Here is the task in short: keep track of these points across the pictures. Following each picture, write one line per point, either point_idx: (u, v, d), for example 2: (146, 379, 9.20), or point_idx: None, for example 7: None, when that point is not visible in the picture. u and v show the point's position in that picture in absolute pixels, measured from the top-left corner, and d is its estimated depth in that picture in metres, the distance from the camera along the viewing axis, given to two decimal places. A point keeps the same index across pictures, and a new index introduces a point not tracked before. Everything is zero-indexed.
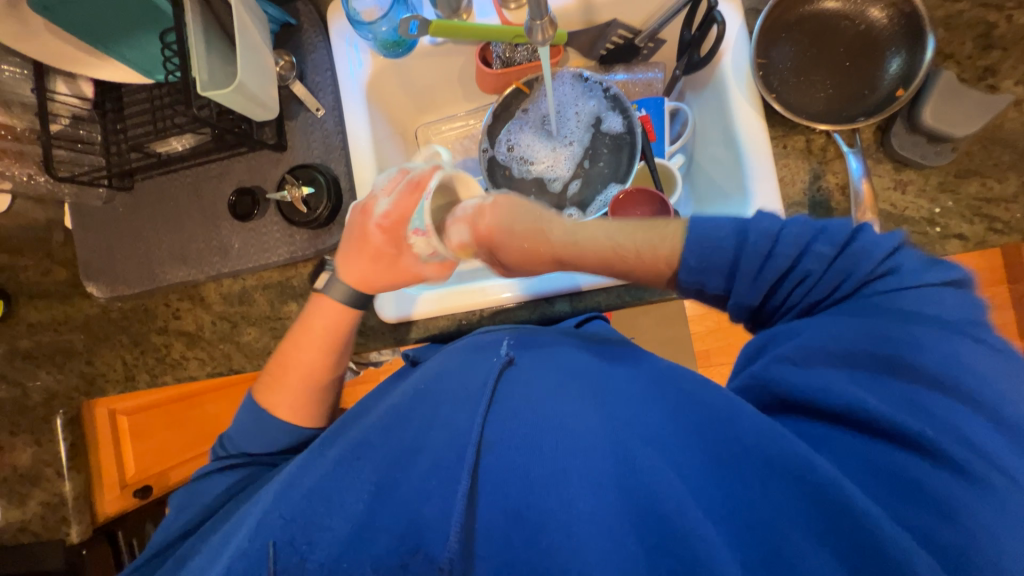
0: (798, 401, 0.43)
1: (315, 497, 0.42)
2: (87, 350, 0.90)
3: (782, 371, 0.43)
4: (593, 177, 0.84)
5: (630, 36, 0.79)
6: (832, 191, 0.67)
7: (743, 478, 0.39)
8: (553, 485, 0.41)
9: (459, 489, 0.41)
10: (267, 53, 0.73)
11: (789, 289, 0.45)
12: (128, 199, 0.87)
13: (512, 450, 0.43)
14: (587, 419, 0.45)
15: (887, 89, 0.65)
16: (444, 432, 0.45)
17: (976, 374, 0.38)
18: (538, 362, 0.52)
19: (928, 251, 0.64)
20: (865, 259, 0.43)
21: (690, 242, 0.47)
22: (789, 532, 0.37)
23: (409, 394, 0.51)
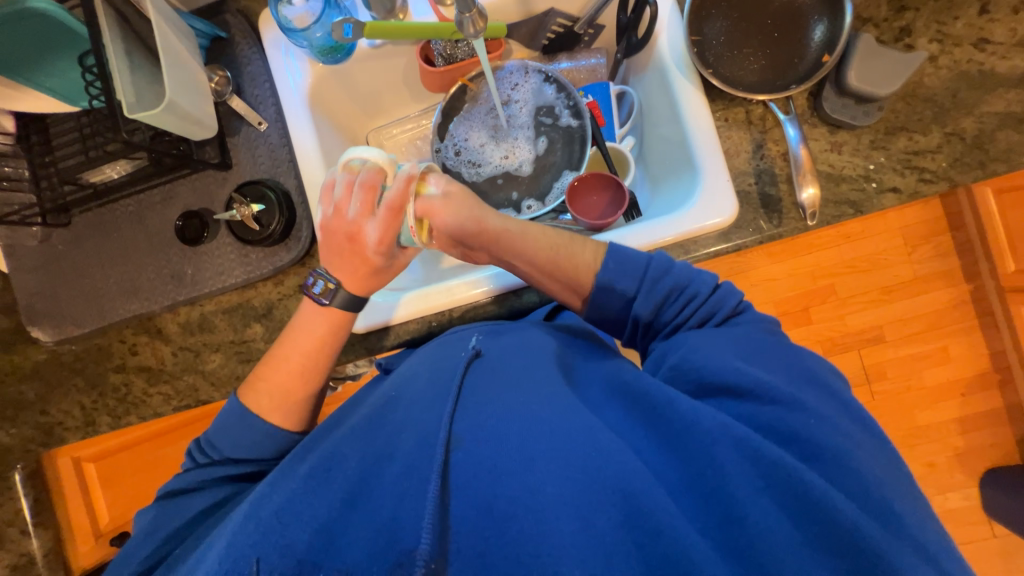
0: (724, 388, 0.47)
1: (288, 509, 0.41)
2: (39, 400, 0.85)
3: (696, 366, 0.49)
4: (548, 168, 0.84)
5: (569, 24, 0.81)
6: (774, 159, 0.69)
7: (693, 448, 0.42)
8: (522, 474, 0.41)
9: (429, 489, 0.40)
10: (199, 69, 0.70)
11: (678, 307, 0.56)
12: (68, 235, 0.82)
13: (481, 442, 0.43)
14: (552, 406, 0.46)
15: (814, 55, 0.67)
16: (413, 433, 0.45)
17: (812, 367, 0.49)
18: (501, 357, 0.53)
19: (866, 206, 0.67)
20: (729, 298, 0.56)
21: (608, 256, 0.58)
22: (743, 491, 0.40)
23: (378, 402, 0.51)
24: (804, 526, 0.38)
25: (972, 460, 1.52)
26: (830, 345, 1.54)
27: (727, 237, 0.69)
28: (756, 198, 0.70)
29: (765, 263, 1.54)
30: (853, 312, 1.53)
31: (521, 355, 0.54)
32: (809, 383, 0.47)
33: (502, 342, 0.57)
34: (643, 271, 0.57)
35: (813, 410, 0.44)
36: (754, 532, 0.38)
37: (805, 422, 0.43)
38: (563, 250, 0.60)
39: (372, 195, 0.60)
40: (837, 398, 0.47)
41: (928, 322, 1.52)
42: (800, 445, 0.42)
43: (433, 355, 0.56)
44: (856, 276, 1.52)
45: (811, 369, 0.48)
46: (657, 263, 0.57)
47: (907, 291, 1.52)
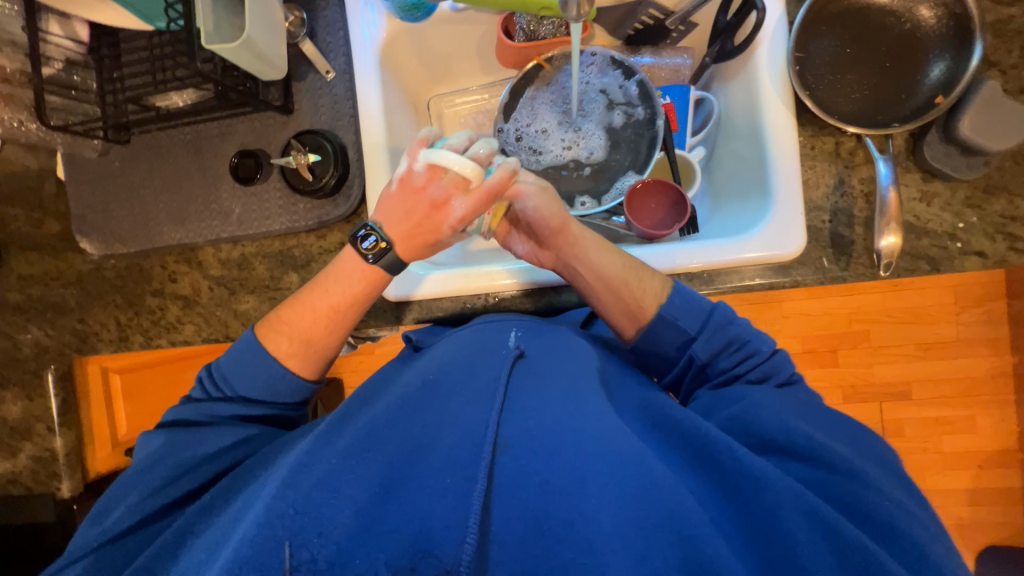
0: (783, 444, 0.47)
1: (324, 488, 0.41)
2: (78, 307, 0.88)
3: (758, 421, 0.49)
4: (610, 166, 0.81)
5: (660, 18, 0.76)
6: (855, 198, 0.65)
7: (755, 501, 0.43)
8: (573, 495, 0.41)
9: (477, 487, 0.41)
10: (278, 9, 0.68)
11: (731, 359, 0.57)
12: (125, 153, 0.83)
13: (530, 451, 0.43)
14: (604, 425, 0.45)
15: (925, 95, 0.62)
16: (457, 427, 0.45)
17: (862, 439, 0.50)
18: (546, 363, 0.53)
19: (945, 265, 0.63)
20: (783, 368, 0.56)
21: (673, 292, 0.60)
22: (805, 555, 0.40)
23: (416, 385, 0.50)
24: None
25: (975, 534, 1.48)
26: (852, 391, 1.50)
27: (785, 271, 0.66)
28: (827, 237, 0.66)
29: (802, 297, 1.48)
30: (884, 363, 1.48)
31: (565, 364, 0.53)
32: (864, 454, 0.48)
33: (547, 347, 0.56)
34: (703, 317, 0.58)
35: (866, 480, 0.45)
36: None
37: (854, 489, 0.44)
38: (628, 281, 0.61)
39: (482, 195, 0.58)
40: (889, 470, 0.47)
41: (962, 387, 1.46)
42: (857, 505, 0.43)
43: (473, 351, 0.54)
44: (896, 327, 1.46)
45: (861, 450, 0.48)
46: (716, 318, 0.58)
47: (946, 352, 1.45)
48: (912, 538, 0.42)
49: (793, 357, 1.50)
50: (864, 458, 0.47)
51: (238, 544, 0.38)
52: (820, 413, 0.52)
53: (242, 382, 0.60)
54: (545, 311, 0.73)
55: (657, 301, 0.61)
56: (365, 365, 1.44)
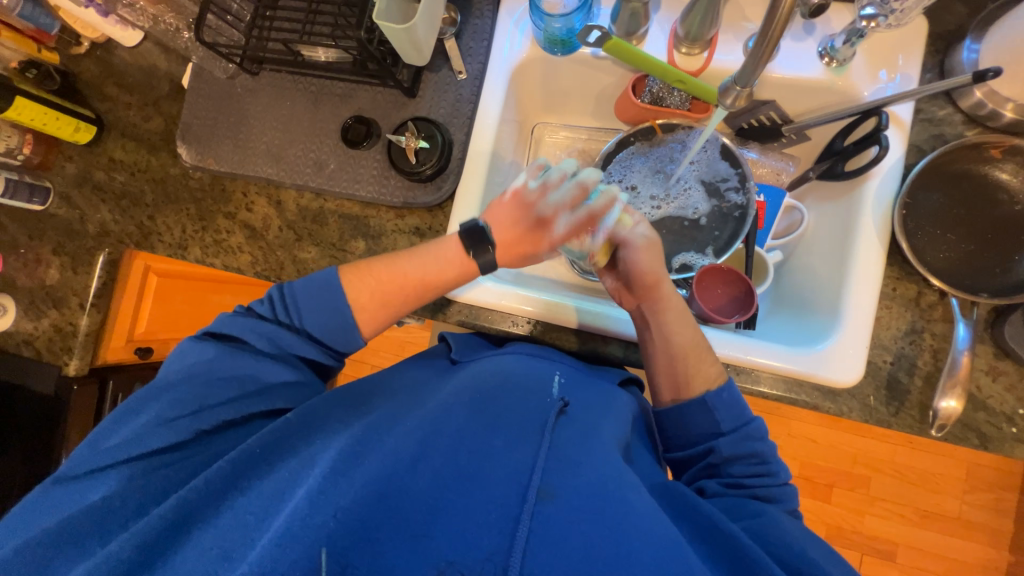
0: (806, 572, 0.44)
1: (371, 498, 0.42)
2: (153, 205, 0.91)
3: (780, 540, 0.47)
4: (691, 239, 0.82)
5: (778, 121, 0.78)
6: (923, 350, 0.65)
7: None
8: (609, 567, 0.39)
9: (519, 531, 0.40)
10: (439, 7, 0.71)
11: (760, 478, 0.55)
12: (250, 82, 0.88)
13: (571, 505, 0.42)
14: (640, 498, 0.44)
15: (1021, 275, 0.63)
16: (502, 463, 0.45)
17: None
18: (590, 419, 0.53)
19: (996, 445, 0.62)
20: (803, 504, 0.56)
21: (725, 385, 0.59)
22: None
23: (463, 408, 0.50)
24: None
25: None
26: (837, 533, 1.44)
27: (832, 397, 0.66)
28: (884, 377, 0.66)
29: (815, 422, 1.46)
30: (877, 516, 1.43)
31: (606, 424, 0.53)
32: None
33: (592, 401, 0.56)
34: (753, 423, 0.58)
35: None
36: None
37: None
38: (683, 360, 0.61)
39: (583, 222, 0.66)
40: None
41: (950, 568, 1.40)
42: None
43: (520, 388, 0.54)
44: (899, 483, 1.42)
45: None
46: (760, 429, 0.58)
47: (945, 526, 1.40)
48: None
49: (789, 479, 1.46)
50: None
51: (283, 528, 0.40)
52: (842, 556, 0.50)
53: (292, 317, 0.61)
54: (587, 356, 0.74)
55: (703, 387, 0.59)
56: (374, 343, 1.44)
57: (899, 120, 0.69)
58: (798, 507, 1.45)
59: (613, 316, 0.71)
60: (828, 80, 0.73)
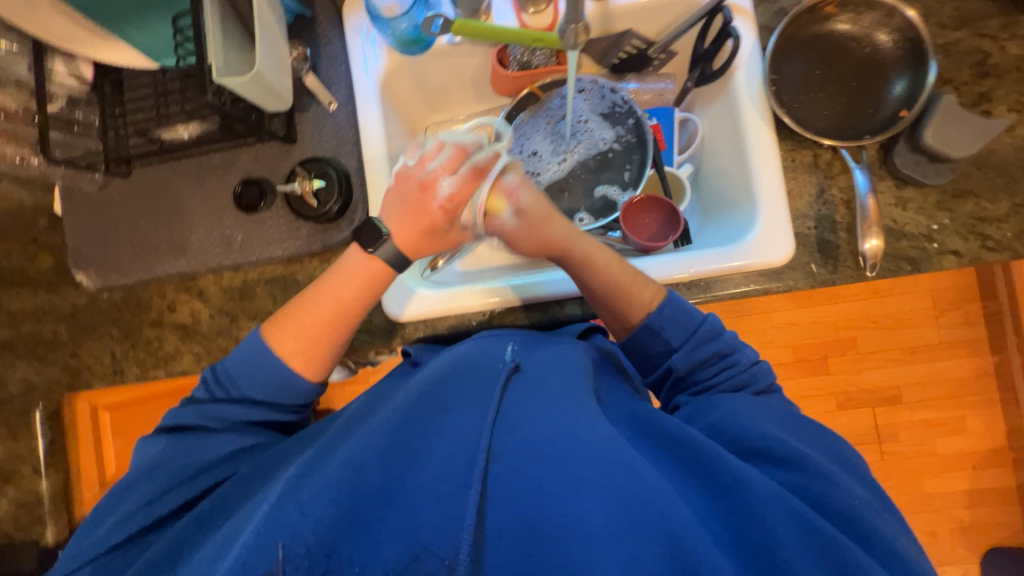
0: (764, 451, 0.48)
1: (319, 497, 0.41)
2: (72, 342, 0.86)
3: (737, 426, 0.50)
4: (604, 182, 0.84)
5: (643, 47, 0.81)
6: (837, 205, 0.69)
7: (730, 493, 0.44)
8: (565, 500, 0.42)
9: (471, 496, 0.42)
10: (284, 48, 0.70)
11: (721, 371, 0.58)
12: (125, 185, 0.84)
13: (522, 458, 0.45)
14: (597, 432, 0.47)
15: (891, 109, 0.68)
16: (451, 438, 0.46)
17: (831, 444, 0.53)
18: (542, 373, 0.54)
19: (925, 264, 0.67)
20: (765, 378, 0.59)
21: (666, 302, 0.60)
22: (792, 556, 0.41)
23: (411, 397, 0.51)
24: None
25: (976, 536, 1.49)
26: (844, 397, 1.52)
27: (777, 276, 0.69)
28: (814, 242, 0.69)
29: (788, 306, 1.53)
30: (872, 369, 1.52)
31: (559, 373, 0.54)
32: (834, 459, 0.50)
33: (541, 355, 0.58)
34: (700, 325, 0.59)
35: (835, 479, 0.46)
36: None
37: (822, 487, 0.45)
38: (616, 295, 0.62)
39: (460, 157, 0.63)
40: (847, 469, 0.49)
41: (948, 389, 1.50)
42: (828, 506, 0.44)
43: (466, 368, 0.55)
44: (880, 333, 1.51)
45: (828, 450, 0.51)
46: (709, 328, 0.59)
47: (930, 355, 1.50)
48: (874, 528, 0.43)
49: (785, 366, 1.54)
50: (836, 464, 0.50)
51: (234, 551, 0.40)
52: (799, 420, 0.54)
53: (244, 394, 0.59)
54: (549, 325, 0.75)
55: (645, 313, 0.61)
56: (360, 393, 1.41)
57: (741, 9, 0.72)
58: (802, 388, 1.53)
59: (557, 277, 0.73)
60: None
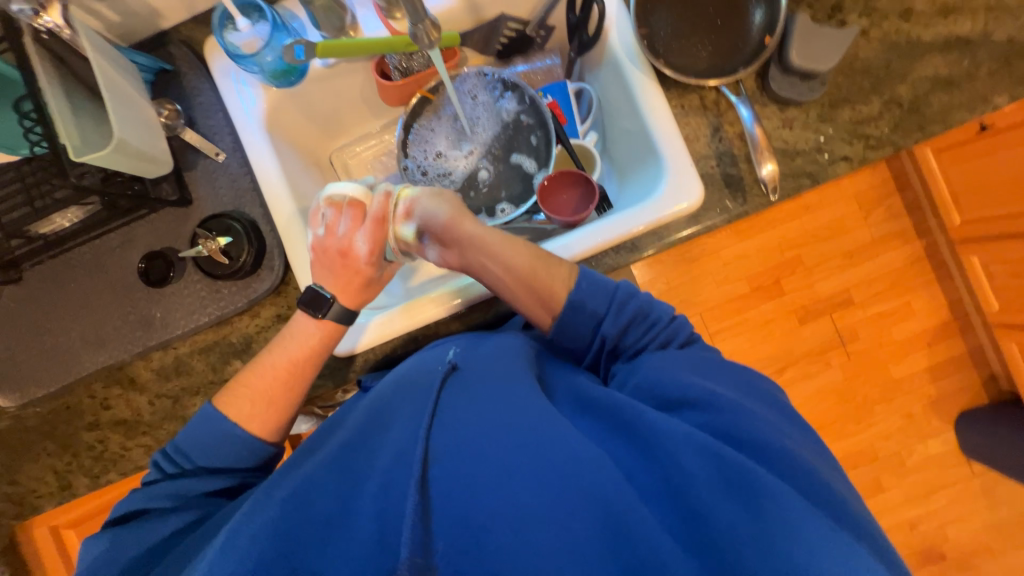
0: (677, 398, 0.50)
1: (261, 538, 0.43)
2: (7, 470, 0.79)
3: (653, 382, 0.52)
4: (516, 168, 0.85)
5: (520, 28, 0.82)
6: (732, 140, 0.72)
7: (648, 444, 0.46)
8: (498, 488, 0.44)
9: (409, 504, 0.43)
10: (145, 109, 0.67)
11: (642, 330, 0.57)
12: (19, 291, 0.77)
13: (457, 460, 0.46)
14: (528, 415, 0.49)
15: (756, 38, 0.71)
16: (389, 452, 0.48)
17: (747, 379, 0.55)
18: (479, 372, 0.55)
19: (821, 176, 0.70)
20: (685, 329, 0.59)
21: (580, 277, 0.58)
22: (709, 488, 0.43)
23: (357, 420, 0.52)
24: (755, 507, 0.41)
25: (946, 406, 1.60)
26: (803, 312, 1.60)
27: (696, 219, 0.72)
28: (720, 178, 0.72)
29: (732, 241, 1.59)
30: (821, 279, 1.60)
31: (496, 363, 0.55)
32: (755, 393, 0.52)
33: (478, 350, 0.58)
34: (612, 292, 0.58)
35: (746, 411, 0.48)
36: (720, 531, 0.40)
37: (736, 418, 0.47)
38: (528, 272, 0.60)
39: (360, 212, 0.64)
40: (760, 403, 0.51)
41: (890, 280, 1.60)
42: (739, 433, 0.46)
43: (404, 382, 0.56)
44: (819, 244, 1.59)
45: (743, 386, 0.53)
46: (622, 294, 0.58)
47: (868, 254, 1.59)
48: (782, 451, 0.45)
49: (744, 298, 1.60)
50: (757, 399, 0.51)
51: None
52: (719, 361, 0.56)
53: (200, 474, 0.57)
54: (496, 320, 0.75)
55: (566, 288, 0.59)
56: None
57: None
58: (765, 314, 1.60)
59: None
60: None
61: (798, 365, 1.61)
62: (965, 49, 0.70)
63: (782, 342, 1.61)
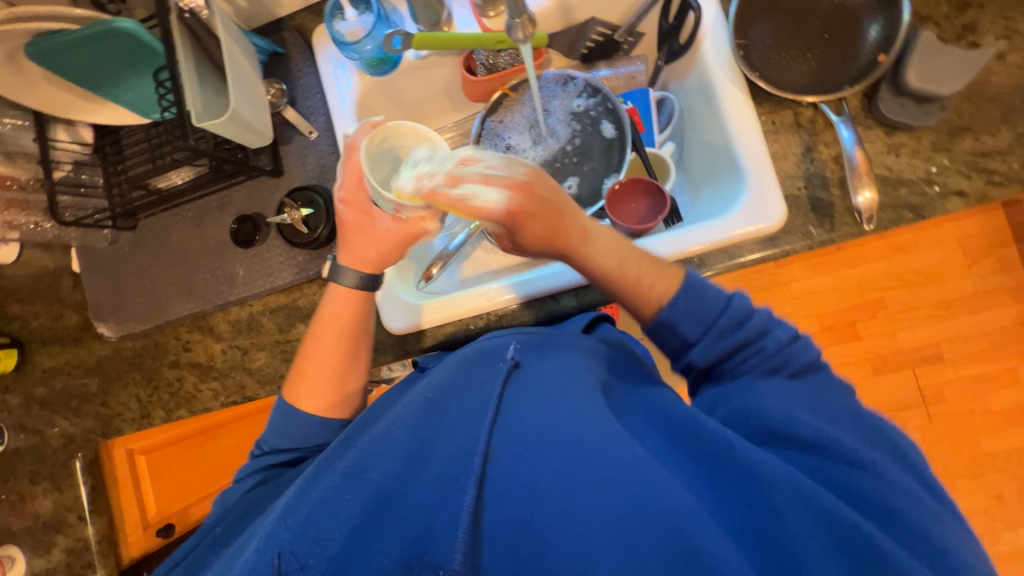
0: (785, 433, 0.48)
1: (322, 512, 0.45)
2: (101, 391, 0.90)
3: (756, 409, 0.50)
4: (586, 171, 0.84)
5: (609, 33, 0.82)
6: (825, 163, 0.67)
7: (741, 479, 0.45)
8: (561, 499, 0.45)
9: (466, 497, 0.46)
10: (255, 84, 0.73)
11: (742, 359, 0.53)
12: (133, 237, 0.88)
13: (516, 459, 0.47)
14: (596, 428, 0.49)
15: (868, 55, 0.66)
16: (451, 443, 0.50)
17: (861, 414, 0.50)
18: (543, 371, 0.55)
19: (929, 211, 0.64)
20: (807, 353, 0.52)
21: (679, 293, 0.55)
22: (799, 532, 0.41)
23: (418, 405, 0.53)
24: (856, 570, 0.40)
25: None
26: (879, 362, 1.46)
27: (774, 242, 0.67)
28: (806, 203, 0.67)
29: (807, 274, 1.49)
30: (906, 329, 1.45)
31: (557, 372, 0.55)
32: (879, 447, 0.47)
33: (541, 351, 0.59)
34: (716, 313, 0.54)
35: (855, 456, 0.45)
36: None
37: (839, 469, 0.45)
38: (638, 274, 0.58)
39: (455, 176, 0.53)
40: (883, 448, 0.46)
41: (992, 341, 1.42)
42: (844, 487, 0.44)
43: (465, 370, 0.57)
44: (907, 290, 1.45)
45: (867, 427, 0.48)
46: (732, 305, 0.54)
47: (965, 307, 1.43)
48: (903, 517, 0.42)
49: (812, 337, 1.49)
50: (872, 443, 0.47)
51: (249, 553, 0.44)
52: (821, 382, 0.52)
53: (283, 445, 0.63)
54: (547, 320, 0.75)
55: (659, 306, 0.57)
56: None
57: None
58: (835, 357, 1.47)
59: (552, 271, 0.73)
60: None
61: None
62: None
63: None
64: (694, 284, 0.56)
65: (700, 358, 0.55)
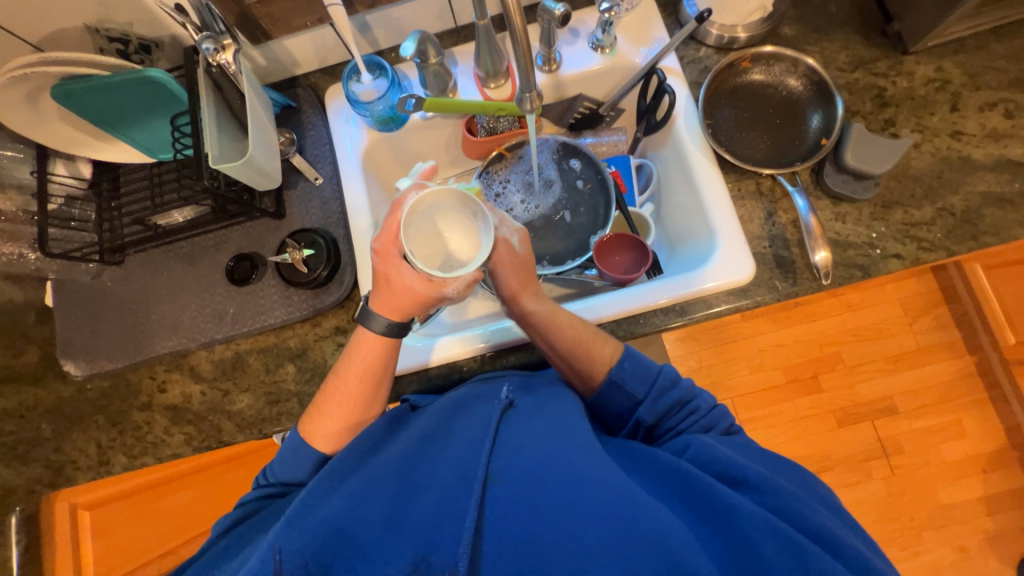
0: (736, 477, 0.52)
1: (327, 526, 0.47)
2: (56, 436, 0.83)
3: (713, 459, 0.54)
4: (575, 226, 0.92)
5: (594, 107, 0.92)
6: (785, 226, 0.77)
7: (718, 504, 0.48)
8: (561, 522, 0.46)
9: (467, 517, 0.47)
10: (271, 131, 0.77)
11: (685, 416, 0.62)
12: (118, 272, 0.86)
13: (517, 481, 0.49)
14: (591, 457, 0.51)
15: (812, 139, 0.79)
16: (451, 469, 0.52)
17: (802, 478, 0.56)
18: (532, 405, 0.59)
19: (874, 269, 0.73)
20: (727, 419, 0.63)
21: (626, 356, 0.64)
22: (773, 551, 0.44)
23: (416, 435, 0.57)
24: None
25: (1006, 545, 1.44)
26: (842, 413, 1.54)
27: (745, 294, 0.74)
28: (772, 259, 0.76)
29: (770, 328, 1.60)
30: (862, 381, 1.55)
31: (552, 410, 0.59)
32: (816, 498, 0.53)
33: (532, 390, 0.63)
34: (658, 369, 0.64)
35: (807, 502, 0.49)
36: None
37: (796, 509, 0.48)
38: (586, 337, 0.65)
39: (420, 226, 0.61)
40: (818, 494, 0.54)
41: (938, 393, 1.54)
42: (808, 524, 0.47)
43: (462, 405, 0.61)
44: (861, 344, 1.57)
45: (801, 479, 0.55)
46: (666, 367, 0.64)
47: (913, 360, 1.55)
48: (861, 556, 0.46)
49: (779, 388, 1.57)
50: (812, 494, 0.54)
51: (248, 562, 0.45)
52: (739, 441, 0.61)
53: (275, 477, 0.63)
54: (539, 362, 0.78)
55: (610, 366, 0.65)
56: None
57: (673, 70, 0.84)
58: (801, 408, 1.55)
59: None
60: (608, 63, 0.87)
61: (835, 471, 1.51)
62: (1018, 172, 0.74)
63: (817, 442, 1.53)
64: (635, 355, 0.65)
65: (648, 413, 0.62)
